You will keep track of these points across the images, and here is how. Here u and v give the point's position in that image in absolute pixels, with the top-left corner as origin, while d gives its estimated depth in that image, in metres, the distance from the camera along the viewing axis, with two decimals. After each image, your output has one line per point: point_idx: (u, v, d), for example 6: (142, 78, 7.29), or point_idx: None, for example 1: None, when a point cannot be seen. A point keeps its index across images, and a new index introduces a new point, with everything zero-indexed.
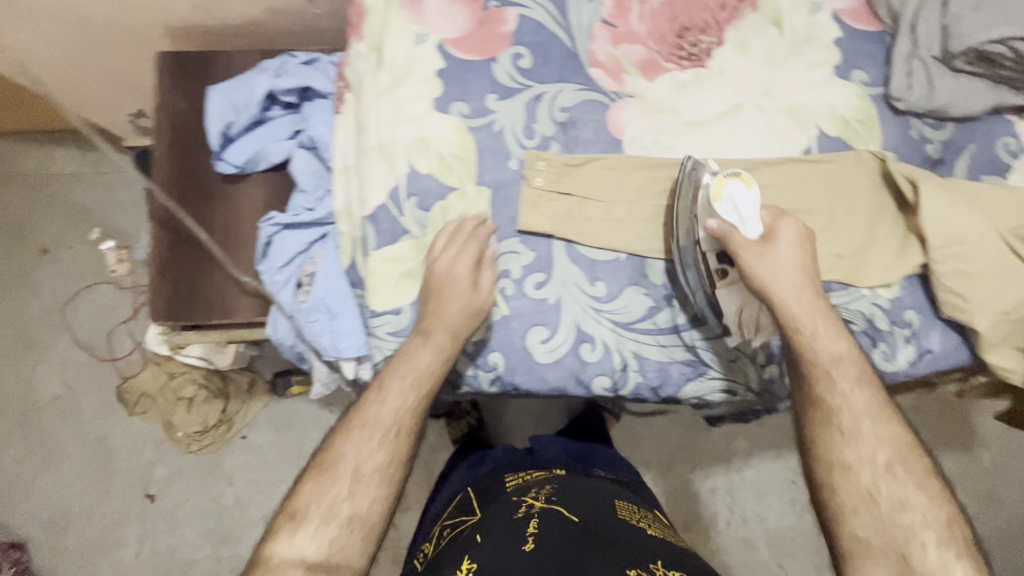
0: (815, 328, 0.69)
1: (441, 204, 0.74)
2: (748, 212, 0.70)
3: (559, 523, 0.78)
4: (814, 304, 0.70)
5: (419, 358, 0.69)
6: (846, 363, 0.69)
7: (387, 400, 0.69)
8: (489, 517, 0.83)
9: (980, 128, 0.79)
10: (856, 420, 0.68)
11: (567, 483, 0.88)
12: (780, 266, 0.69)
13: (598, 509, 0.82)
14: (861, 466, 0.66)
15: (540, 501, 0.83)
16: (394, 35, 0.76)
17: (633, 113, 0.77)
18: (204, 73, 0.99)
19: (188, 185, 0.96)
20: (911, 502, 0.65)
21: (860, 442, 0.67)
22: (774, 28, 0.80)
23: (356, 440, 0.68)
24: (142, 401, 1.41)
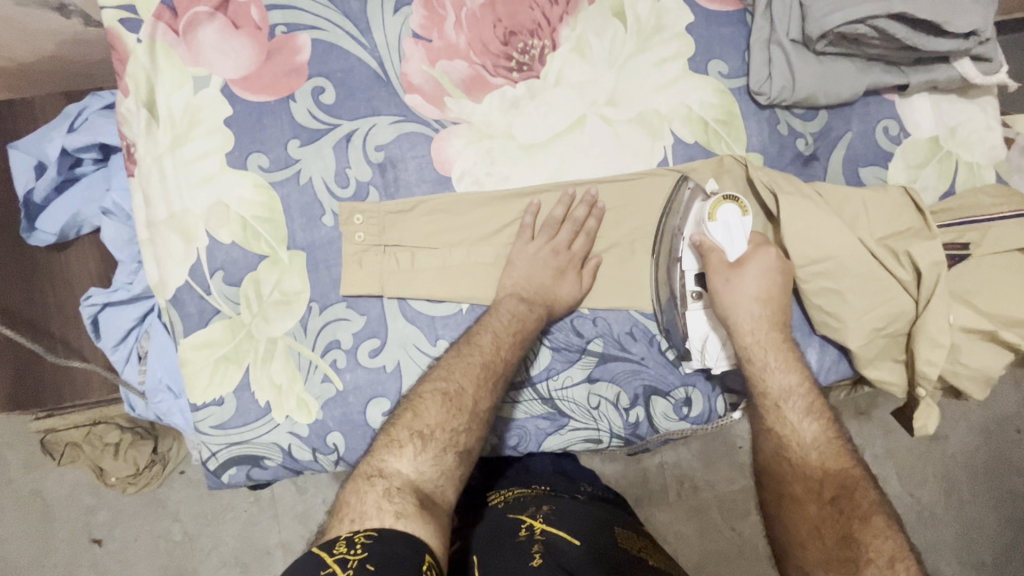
0: (770, 362, 0.63)
1: (252, 276, 0.66)
2: (736, 233, 0.64)
3: (564, 548, 0.58)
4: (776, 338, 0.64)
5: (452, 383, 0.61)
6: (799, 396, 0.62)
7: (424, 420, 0.59)
8: (481, 536, 0.64)
9: (857, 111, 0.71)
10: (816, 471, 0.59)
11: (564, 502, 0.68)
12: (737, 296, 0.64)
13: (603, 535, 0.62)
14: (826, 528, 0.55)
15: (537, 520, 0.63)
16: (167, 83, 0.65)
17: (461, 143, 0.68)
18: (4, 127, 0.86)
19: (8, 256, 0.84)
20: (881, 565, 0.51)
21: (826, 497, 0.57)
22: (616, 21, 0.69)
23: (400, 461, 0.57)
24: (67, 454, 1.15)
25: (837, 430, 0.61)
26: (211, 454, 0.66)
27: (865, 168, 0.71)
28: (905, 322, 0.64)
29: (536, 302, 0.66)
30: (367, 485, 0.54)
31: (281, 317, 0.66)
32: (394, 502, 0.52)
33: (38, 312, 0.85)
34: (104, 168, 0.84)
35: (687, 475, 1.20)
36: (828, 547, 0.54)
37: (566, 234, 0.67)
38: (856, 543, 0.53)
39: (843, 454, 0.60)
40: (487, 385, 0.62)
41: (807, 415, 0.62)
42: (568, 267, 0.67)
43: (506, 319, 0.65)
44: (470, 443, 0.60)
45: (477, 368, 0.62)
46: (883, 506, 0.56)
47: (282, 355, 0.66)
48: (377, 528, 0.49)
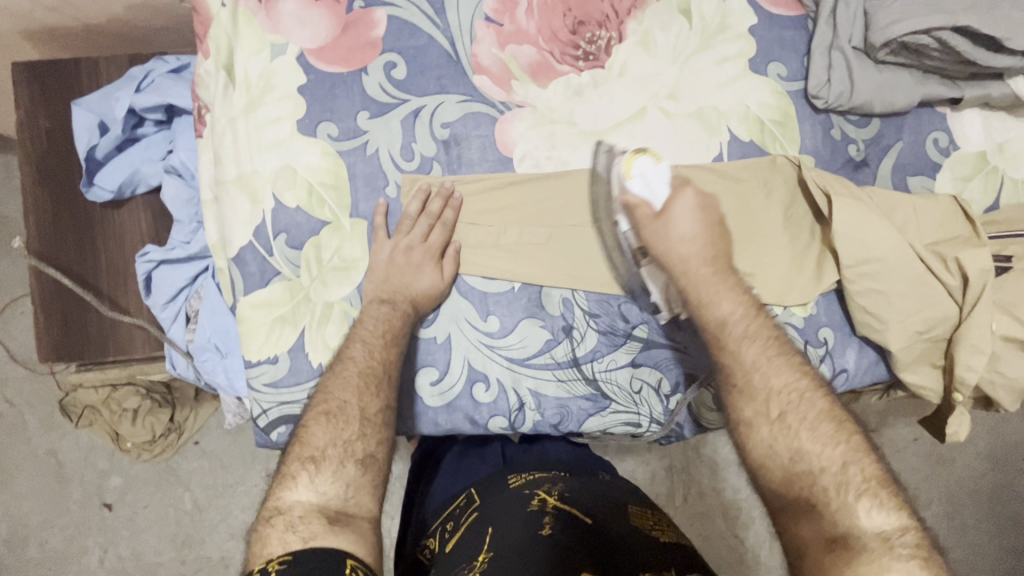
0: (703, 295, 0.64)
1: (314, 240, 0.68)
2: (654, 184, 0.66)
3: (575, 522, 0.60)
4: (712, 273, 0.64)
5: (334, 401, 0.60)
6: (745, 318, 0.62)
7: (312, 444, 0.57)
8: (491, 509, 0.66)
9: (908, 122, 0.73)
10: (761, 394, 0.57)
11: (580, 479, 0.70)
12: (666, 241, 0.66)
13: (618, 514, 0.63)
14: (777, 440, 0.55)
15: (552, 496, 0.65)
16: (246, 48, 0.67)
17: (524, 126, 0.70)
18: (68, 86, 0.88)
19: (63, 211, 0.86)
20: (834, 473, 0.52)
21: (771, 415, 0.56)
22: (681, 18, 0.71)
23: (298, 489, 0.54)
24: (85, 414, 1.19)
25: (780, 347, 0.59)
26: (262, 412, 0.68)
27: (913, 177, 0.72)
28: (947, 327, 0.66)
29: (398, 300, 0.66)
30: (269, 527, 0.51)
31: (339, 282, 0.68)
32: (300, 532, 0.50)
33: (90, 266, 0.87)
34: (165, 130, 0.86)
35: (694, 480, 1.21)
36: (785, 463, 0.54)
37: (423, 228, 0.67)
38: (807, 456, 0.53)
39: (785, 369, 0.58)
40: (370, 391, 0.61)
41: (745, 339, 0.60)
42: (424, 260, 0.67)
43: (371, 325, 0.64)
44: (369, 448, 0.58)
45: (356, 378, 0.61)
46: (832, 413, 0.55)
47: (338, 320, 0.68)
48: (293, 552, 0.47)
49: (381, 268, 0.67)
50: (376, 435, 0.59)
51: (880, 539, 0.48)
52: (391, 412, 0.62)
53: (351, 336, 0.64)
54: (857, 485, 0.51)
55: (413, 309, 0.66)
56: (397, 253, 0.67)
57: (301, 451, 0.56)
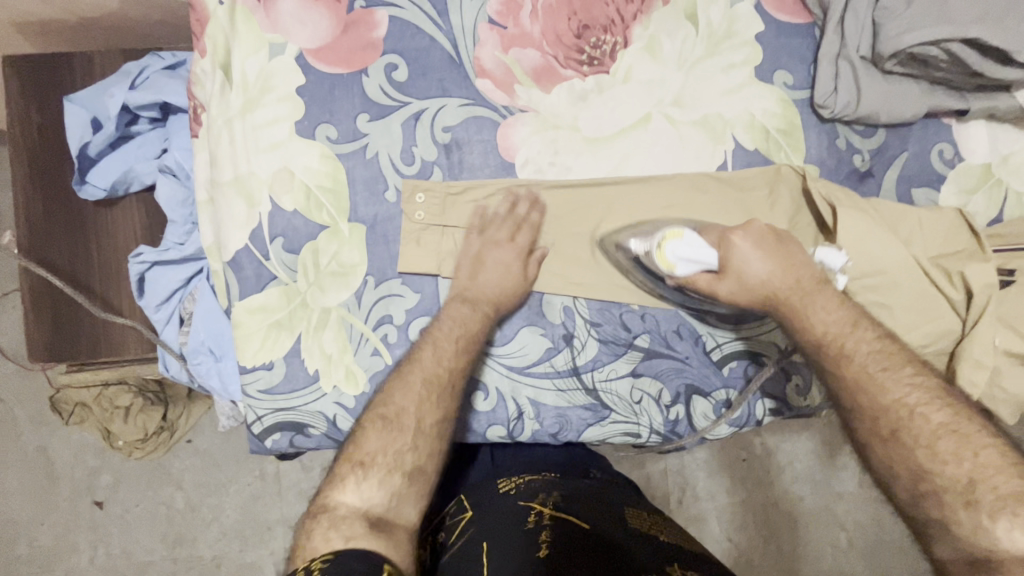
0: (804, 319, 0.62)
1: (312, 245, 0.66)
2: (699, 249, 0.64)
3: (575, 532, 0.59)
4: (803, 294, 0.63)
5: (393, 406, 0.58)
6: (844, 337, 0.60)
7: (364, 449, 0.56)
8: (485, 522, 0.63)
9: (914, 132, 0.72)
10: (869, 411, 0.56)
11: (574, 489, 0.69)
12: (749, 284, 0.63)
13: (615, 521, 0.62)
14: (893, 460, 0.53)
15: (547, 507, 0.63)
16: (244, 47, 0.65)
17: (527, 130, 0.68)
18: (60, 80, 0.86)
19: (55, 208, 0.84)
20: (962, 490, 0.49)
21: (883, 434, 0.54)
22: (688, 24, 0.70)
23: (344, 492, 0.54)
24: (76, 412, 1.16)
25: (884, 360, 0.57)
26: (256, 419, 0.67)
27: (917, 189, 0.72)
28: (949, 341, 0.65)
29: (479, 302, 0.65)
30: (313, 522, 0.52)
31: (337, 287, 0.67)
32: (341, 530, 0.50)
33: (81, 265, 0.85)
34: (160, 128, 0.84)
35: (690, 483, 1.21)
36: (906, 483, 0.52)
37: (509, 231, 0.67)
38: (931, 473, 0.51)
39: (895, 383, 0.56)
40: (432, 400, 0.59)
41: (847, 356, 0.59)
42: (515, 260, 0.66)
43: (449, 327, 0.63)
44: (419, 460, 0.57)
45: (420, 386, 0.59)
46: (953, 425, 0.52)
47: (335, 326, 0.67)
48: (332, 553, 0.46)
49: (468, 262, 0.67)
50: (429, 449, 0.58)
51: None
52: (449, 424, 0.60)
53: (422, 343, 0.62)
54: (991, 503, 0.48)
55: (493, 312, 0.65)
56: (485, 247, 0.67)
57: (351, 454, 0.56)
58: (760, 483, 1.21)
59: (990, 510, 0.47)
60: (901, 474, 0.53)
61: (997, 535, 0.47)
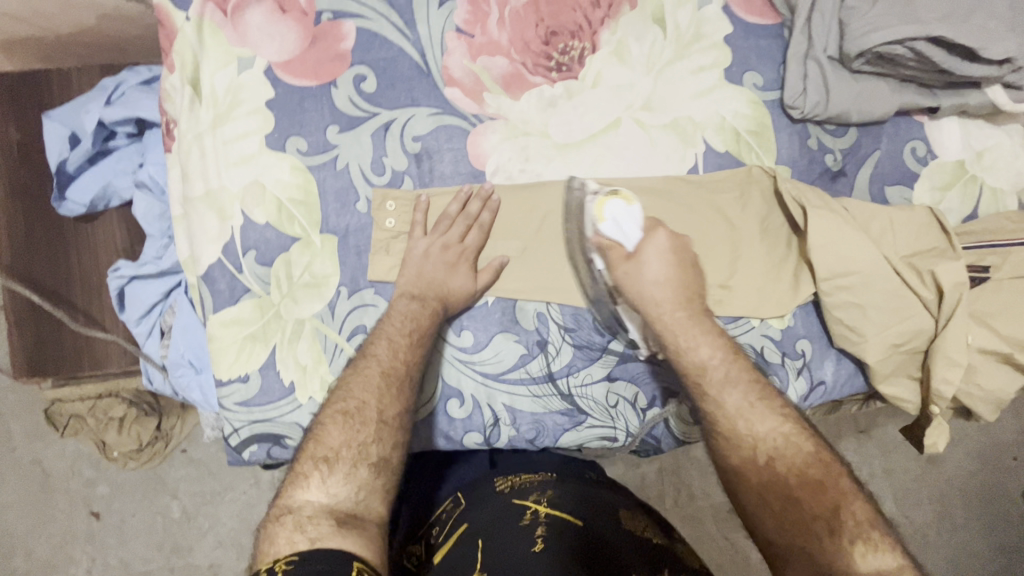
0: (682, 342, 0.64)
1: (284, 257, 0.67)
2: (627, 228, 0.67)
3: (571, 531, 0.59)
4: (684, 316, 0.65)
5: (352, 401, 0.59)
6: (718, 366, 0.62)
7: (327, 444, 0.56)
8: (481, 520, 0.64)
9: (886, 131, 0.72)
10: (746, 440, 0.58)
11: (569, 484, 0.69)
12: (640, 285, 0.67)
13: (610, 519, 0.63)
14: (767, 485, 0.55)
15: (542, 504, 0.64)
16: (213, 62, 0.66)
17: (496, 138, 0.69)
18: (40, 97, 0.86)
19: (36, 225, 0.85)
20: (827, 519, 0.52)
21: (759, 463, 0.57)
22: (656, 27, 0.70)
23: (308, 490, 0.53)
24: (70, 425, 1.16)
25: (760, 392, 0.61)
26: (233, 431, 0.67)
27: (891, 187, 0.72)
28: (923, 340, 0.65)
29: (427, 297, 0.65)
30: (277, 526, 0.51)
31: (310, 299, 0.67)
32: (308, 531, 0.49)
33: (63, 279, 0.86)
34: (138, 142, 0.85)
35: (684, 483, 1.21)
36: (774, 507, 0.54)
37: (459, 229, 0.67)
38: (799, 501, 0.53)
39: (767, 415, 0.59)
40: (391, 393, 0.60)
41: (726, 385, 0.61)
42: (459, 261, 0.66)
43: (399, 322, 0.64)
44: (384, 452, 0.57)
45: (378, 378, 0.60)
46: (819, 456, 0.56)
47: (309, 336, 0.67)
48: (301, 552, 0.47)
49: (414, 264, 0.66)
50: (391, 438, 0.58)
51: None
52: (409, 416, 0.61)
53: (370, 341, 0.63)
54: (850, 530, 0.51)
55: (442, 308, 0.65)
56: (432, 249, 0.67)
57: (314, 451, 0.56)
58: None
59: (850, 537, 0.50)
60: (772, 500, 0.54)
61: (854, 561, 0.49)
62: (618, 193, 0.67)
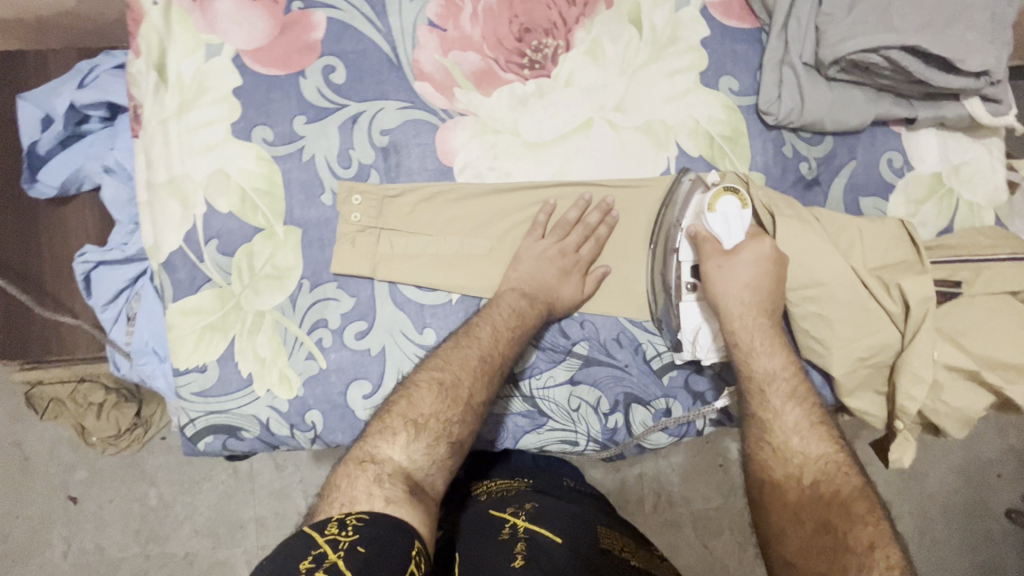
0: (755, 345, 0.61)
1: (246, 247, 0.66)
2: (735, 225, 0.63)
3: (551, 546, 0.57)
4: (766, 322, 0.62)
5: (450, 372, 0.60)
6: (785, 379, 0.60)
7: (398, 412, 0.57)
8: (462, 532, 0.63)
9: (864, 141, 0.71)
10: (796, 456, 0.57)
11: (550, 500, 0.67)
12: (729, 281, 0.62)
13: (590, 537, 0.62)
14: (805, 509, 0.54)
15: (521, 518, 0.62)
16: (179, 48, 0.65)
17: (465, 135, 0.68)
18: (17, 79, 0.86)
19: (8, 208, 0.85)
20: (861, 553, 0.50)
21: (804, 483, 0.55)
22: (631, 28, 0.69)
23: (393, 449, 0.54)
24: (53, 407, 1.17)
25: (820, 413, 0.59)
26: (189, 421, 0.66)
27: (866, 198, 0.71)
28: (890, 354, 0.65)
29: (537, 299, 0.65)
30: (358, 471, 0.52)
31: (271, 291, 0.66)
32: (384, 487, 0.50)
33: (33, 263, 0.86)
34: (111, 127, 0.84)
35: (664, 488, 1.20)
36: (807, 530, 0.53)
37: (576, 237, 0.68)
38: (834, 529, 0.52)
39: (821, 439, 0.58)
40: (483, 377, 0.61)
41: (790, 400, 0.60)
42: (565, 270, 0.67)
43: (506, 313, 0.64)
44: (464, 434, 0.58)
45: (475, 362, 0.61)
46: (864, 493, 0.54)
47: (269, 328, 0.66)
48: (369, 513, 0.48)
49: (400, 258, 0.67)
50: (467, 419, 0.59)
51: None
52: (488, 405, 0.61)
53: (475, 319, 0.64)
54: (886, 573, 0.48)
55: (548, 310, 0.66)
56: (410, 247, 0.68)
57: (405, 411, 0.57)
58: (733, 489, 1.20)
59: None
60: (808, 524, 0.53)
61: None
62: (738, 190, 0.64)
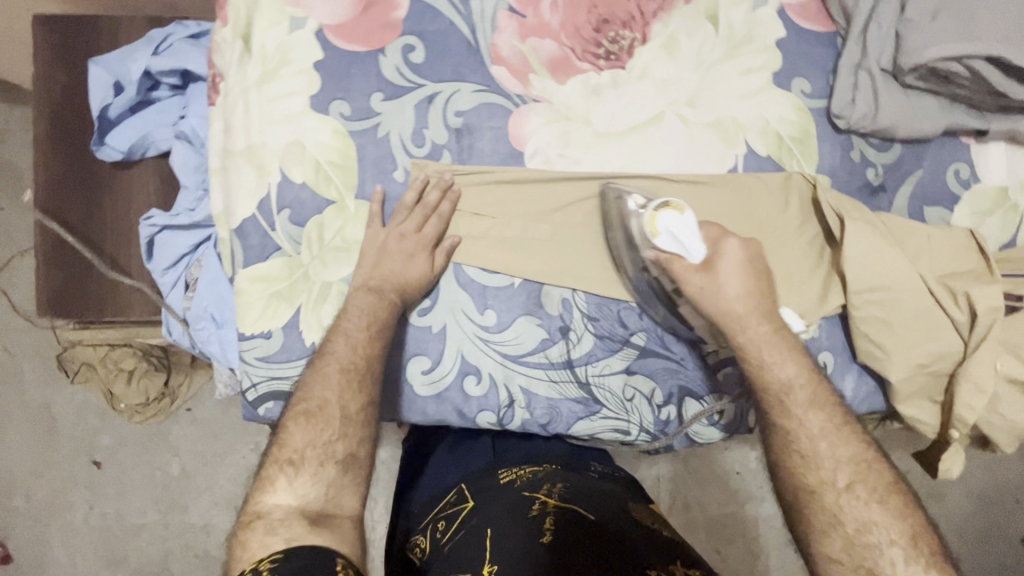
0: (765, 356, 0.62)
1: (318, 219, 0.67)
2: (687, 238, 0.62)
3: (577, 521, 0.59)
4: (769, 330, 0.63)
5: (314, 400, 0.59)
6: (802, 388, 0.60)
7: (290, 447, 0.57)
8: (491, 510, 0.64)
9: (931, 150, 0.71)
10: (828, 461, 0.57)
11: (576, 480, 0.69)
12: (717, 296, 0.63)
13: (617, 511, 0.63)
14: (844, 510, 0.54)
15: (552, 498, 0.63)
16: (265, 19, 0.67)
17: (538, 121, 0.69)
18: (88, 43, 0.87)
19: (74, 171, 0.86)
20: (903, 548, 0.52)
21: (839, 486, 0.55)
22: (708, 25, 0.70)
23: (275, 493, 0.54)
24: (83, 370, 1.18)
25: (845, 415, 0.59)
26: (251, 385, 0.68)
27: (930, 208, 0.71)
28: (949, 363, 0.65)
29: (385, 291, 0.65)
30: (249, 532, 0.51)
31: (339, 263, 0.68)
32: (280, 534, 0.50)
33: (94, 225, 0.87)
34: (180, 95, 0.85)
35: (682, 492, 1.20)
36: (848, 531, 0.53)
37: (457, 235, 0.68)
38: (874, 527, 0.53)
39: (851, 440, 0.58)
40: (351, 388, 0.60)
41: (811, 407, 0.59)
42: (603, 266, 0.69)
43: (357, 317, 0.63)
44: (350, 447, 0.58)
45: (337, 375, 0.60)
46: (899, 486, 0.56)
47: (335, 299, 0.68)
48: (284, 551, 0.47)
49: (372, 253, 0.66)
50: (356, 436, 0.58)
51: None
52: (374, 407, 0.61)
53: (328, 339, 0.63)
54: (928, 559, 0.51)
55: (399, 300, 0.65)
56: (389, 239, 0.66)
57: (278, 455, 0.56)
58: (750, 497, 1.20)
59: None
60: (849, 525, 0.54)
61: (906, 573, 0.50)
62: (670, 203, 0.63)
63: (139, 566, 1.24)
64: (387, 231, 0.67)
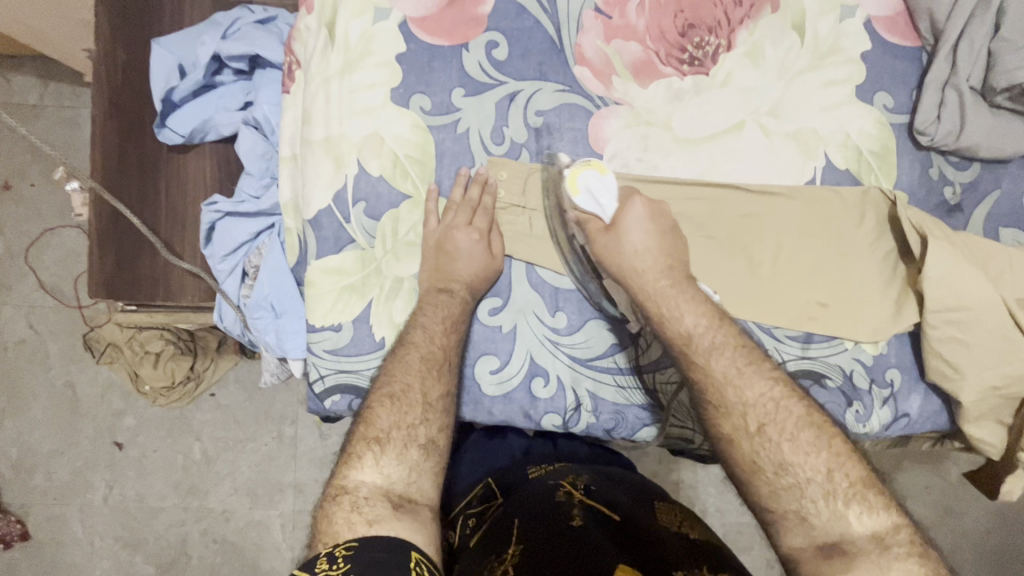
0: (666, 311, 0.63)
1: (392, 213, 0.67)
2: (603, 199, 0.66)
3: (599, 519, 0.59)
4: (668, 284, 0.64)
5: (398, 384, 0.59)
6: (714, 329, 0.61)
7: (377, 425, 0.56)
8: (521, 499, 0.64)
9: (1009, 171, 0.71)
10: (743, 407, 0.56)
11: (600, 474, 0.69)
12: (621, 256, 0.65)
13: (642, 509, 0.62)
14: (763, 454, 0.54)
15: (578, 487, 0.64)
16: (351, 8, 0.66)
17: (619, 123, 0.68)
18: (151, 22, 0.86)
19: (130, 151, 0.84)
20: (822, 483, 0.52)
21: (751, 430, 0.55)
22: (794, 34, 0.69)
23: (363, 470, 0.54)
24: (110, 352, 1.17)
25: (749, 355, 0.59)
26: (318, 377, 0.67)
27: (1005, 229, 0.70)
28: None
29: (460, 291, 0.65)
30: (334, 506, 0.51)
31: (411, 259, 0.68)
32: (365, 513, 0.50)
33: (150, 207, 0.85)
34: (244, 80, 0.85)
35: (702, 499, 1.17)
36: (768, 478, 0.54)
37: (464, 216, 0.66)
38: (793, 467, 0.53)
39: (758, 379, 0.58)
40: (432, 375, 0.60)
41: (717, 346, 0.59)
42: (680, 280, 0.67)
43: (432, 312, 0.63)
44: (431, 434, 0.58)
45: (418, 363, 0.60)
46: (810, 416, 0.56)
47: (406, 295, 0.67)
48: (357, 540, 0.46)
49: (432, 252, 0.66)
50: (438, 420, 0.59)
51: (876, 542, 0.49)
52: (452, 399, 0.61)
53: (406, 333, 0.63)
54: (844, 491, 0.52)
55: (470, 296, 0.65)
56: (448, 235, 0.66)
57: (366, 431, 0.56)
58: None
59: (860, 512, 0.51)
60: (767, 468, 0.54)
61: (850, 521, 0.50)
62: (591, 163, 0.66)
63: (157, 551, 1.19)
64: (444, 224, 0.66)
